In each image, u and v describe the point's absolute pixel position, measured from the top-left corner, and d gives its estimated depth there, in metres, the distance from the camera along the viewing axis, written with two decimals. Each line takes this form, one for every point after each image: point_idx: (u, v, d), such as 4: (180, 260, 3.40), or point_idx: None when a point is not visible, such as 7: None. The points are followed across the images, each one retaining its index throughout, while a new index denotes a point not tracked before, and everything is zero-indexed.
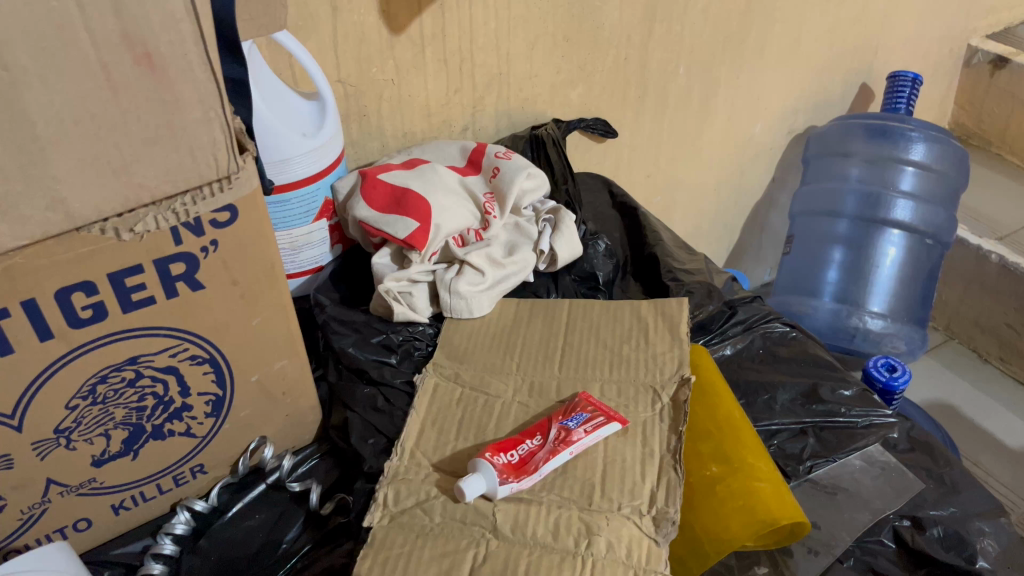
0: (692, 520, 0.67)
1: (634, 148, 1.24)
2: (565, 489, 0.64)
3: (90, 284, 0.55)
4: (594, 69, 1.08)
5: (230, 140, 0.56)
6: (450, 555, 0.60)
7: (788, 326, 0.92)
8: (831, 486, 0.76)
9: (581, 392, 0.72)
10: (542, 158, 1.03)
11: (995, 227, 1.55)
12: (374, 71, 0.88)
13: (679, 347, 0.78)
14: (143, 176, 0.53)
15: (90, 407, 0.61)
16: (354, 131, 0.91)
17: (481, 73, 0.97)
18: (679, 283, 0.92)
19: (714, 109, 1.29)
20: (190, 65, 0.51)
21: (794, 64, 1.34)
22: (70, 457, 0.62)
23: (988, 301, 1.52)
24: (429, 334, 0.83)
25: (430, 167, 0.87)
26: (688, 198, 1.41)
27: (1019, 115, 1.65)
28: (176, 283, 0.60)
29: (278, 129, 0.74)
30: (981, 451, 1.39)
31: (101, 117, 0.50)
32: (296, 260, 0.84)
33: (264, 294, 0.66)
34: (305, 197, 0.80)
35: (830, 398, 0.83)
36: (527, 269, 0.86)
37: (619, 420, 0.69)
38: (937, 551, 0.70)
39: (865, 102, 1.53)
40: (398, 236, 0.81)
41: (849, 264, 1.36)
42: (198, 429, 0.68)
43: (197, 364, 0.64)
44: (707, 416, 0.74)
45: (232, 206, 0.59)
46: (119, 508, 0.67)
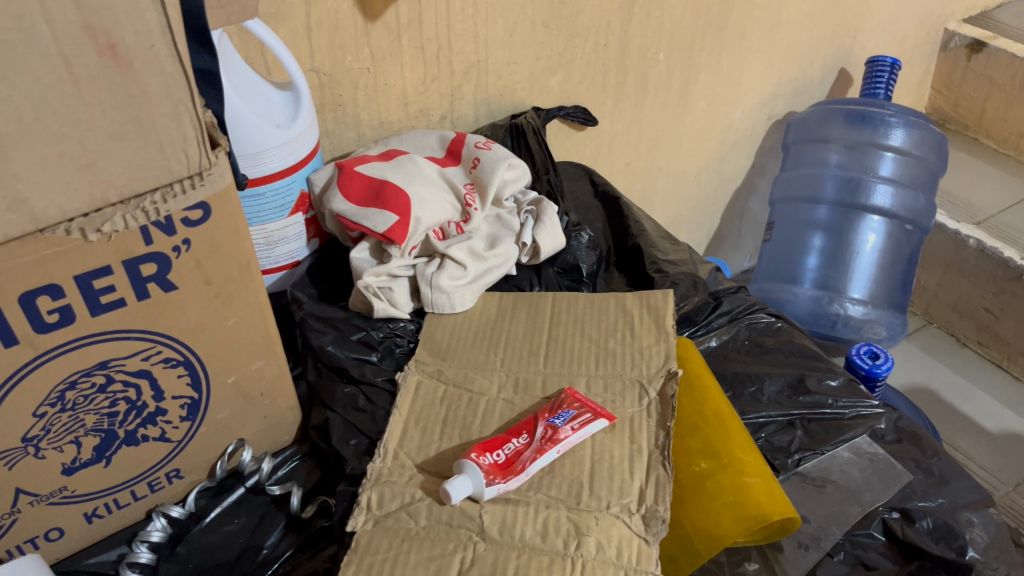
0: (682, 517, 0.65)
1: (614, 136, 1.22)
2: (552, 488, 0.63)
3: (57, 287, 0.53)
4: (573, 56, 1.06)
5: (202, 135, 0.54)
6: (437, 559, 0.58)
7: (773, 316, 0.91)
8: (819, 478, 0.75)
9: (567, 388, 0.71)
10: (522, 147, 1.01)
11: (973, 211, 1.55)
12: (350, 59, 0.85)
13: (665, 340, 0.77)
14: (109, 174, 0.51)
15: (59, 414, 0.58)
16: (329, 121, 0.89)
17: (459, 61, 0.95)
18: (664, 274, 0.91)
19: (694, 94, 1.27)
20: (158, 56, 0.49)
21: (774, 49, 1.33)
22: (39, 466, 0.59)
23: (966, 286, 1.53)
24: (410, 330, 0.81)
25: (409, 158, 0.85)
26: (668, 186, 1.40)
27: (995, 99, 1.66)
28: (147, 285, 0.57)
29: (250, 121, 0.72)
30: (961, 434, 1.39)
31: (63, 113, 0.47)
32: (271, 256, 0.82)
33: (239, 293, 0.64)
34: (279, 190, 0.78)
35: (816, 388, 0.82)
36: (509, 262, 0.85)
37: (606, 416, 0.68)
38: (928, 544, 0.70)
39: (844, 87, 1.52)
40: (377, 230, 0.78)
41: (830, 250, 1.35)
42: (173, 433, 0.66)
43: (171, 366, 0.62)
44: (695, 410, 0.73)
45: (204, 203, 0.57)
46: (92, 516, 0.65)
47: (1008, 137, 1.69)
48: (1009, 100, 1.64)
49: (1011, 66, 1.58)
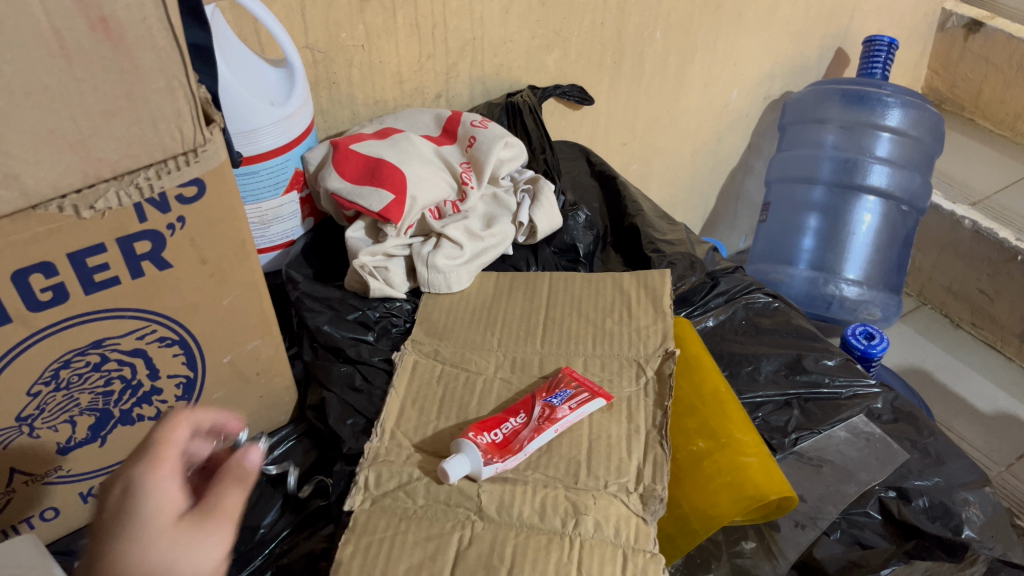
0: (680, 497, 0.66)
1: (611, 115, 1.21)
2: (550, 467, 0.63)
3: (49, 265, 0.52)
4: (570, 34, 1.05)
5: (196, 111, 0.53)
6: (435, 538, 0.58)
7: (770, 296, 0.91)
8: (816, 458, 0.75)
9: (565, 367, 0.71)
10: (518, 126, 1.01)
11: (969, 192, 1.55)
12: (344, 36, 0.84)
13: (663, 320, 0.76)
14: (102, 151, 0.50)
15: (54, 393, 0.58)
16: (323, 99, 0.88)
17: (455, 38, 0.94)
18: (661, 254, 0.91)
19: (691, 74, 1.26)
20: (150, 31, 0.48)
21: (770, 29, 1.32)
22: (34, 446, 0.59)
23: (961, 267, 1.53)
24: (407, 309, 0.81)
25: (404, 136, 0.84)
26: (663, 166, 1.39)
27: (992, 80, 1.65)
28: (141, 263, 0.57)
29: (244, 98, 0.71)
30: (955, 415, 1.40)
31: (54, 88, 0.46)
32: (266, 235, 0.81)
33: (234, 272, 0.63)
34: (274, 168, 0.77)
35: (814, 368, 0.83)
36: (506, 241, 0.85)
37: (603, 395, 0.67)
38: (924, 523, 0.71)
39: (840, 67, 1.52)
40: (373, 209, 0.78)
41: (825, 230, 1.35)
42: (169, 413, 0.66)
43: (166, 345, 0.62)
44: (692, 390, 0.73)
45: (199, 180, 0.56)
46: (87, 495, 0.65)
47: (1004, 118, 1.68)
48: (1006, 81, 1.63)
49: (1008, 46, 1.58)
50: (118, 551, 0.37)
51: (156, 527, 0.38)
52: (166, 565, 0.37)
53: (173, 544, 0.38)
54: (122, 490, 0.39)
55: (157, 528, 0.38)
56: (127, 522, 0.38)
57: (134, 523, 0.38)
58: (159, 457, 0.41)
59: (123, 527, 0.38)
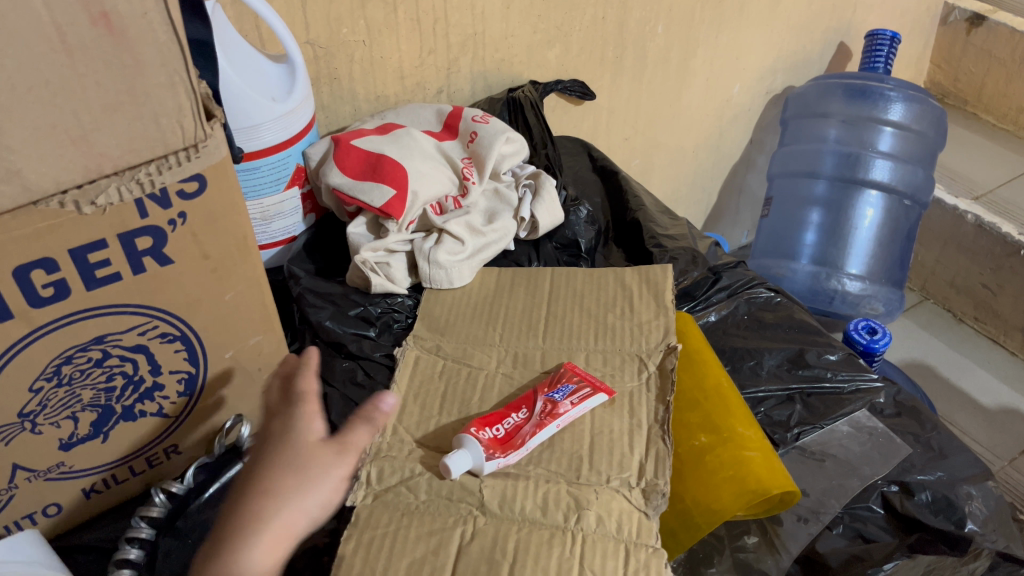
0: (682, 491, 0.65)
1: (612, 111, 1.21)
2: (552, 462, 0.63)
3: (51, 261, 0.52)
4: (571, 29, 1.05)
5: (197, 107, 0.53)
6: (437, 533, 0.58)
7: (772, 291, 0.91)
8: (819, 452, 0.75)
9: (566, 362, 0.71)
10: (519, 121, 1.00)
11: (972, 186, 1.55)
12: (345, 32, 0.84)
13: (665, 315, 0.76)
14: (103, 147, 0.50)
15: (56, 389, 0.58)
16: (325, 95, 0.88)
17: (456, 34, 0.94)
18: (663, 249, 0.91)
19: (693, 68, 1.26)
20: (151, 26, 0.48)
21: (773, 23, 1.32)
22: (37, 442, 0.59)
23: (964, 261, 1.52)
24: (408, 305, 0.81)
25: (405, 132, 0.84)
26: (665, 161, 1.39)
27: (994, 74, 1.65)
28: (143, 259, 0.57)
29: (246, 94, 0.71)
30: (958, 410, 1.40)
31: (56, 83, 0.46)
32: (267, 231, 0.81)
33: (236, 267, 0.63)
34: (275, 164, 0.77)
35: (816, 362, 0.82)
36: (507, 237, 0.85)
37: (605, 390, 0.67)
38: (926, 517, 0.70)
39: (843, 61, 1.52)
40: (374, 204, 0.78)
41: (828, 225, 1.35)
42: (171, 409, 0.66)
43: (168, 341, 0.62)
44: (694, 384, 0.73)
45: (200, 175, 0.56)
46: (90, 491, 0.65)
47: (1007, 112, 1.67)
48: (1008, 75, 1.63)
49: (1011, 40, 1.58)
50: (276, 455, 0.48)
51: (301, 441, 0.49)
52: (302, 467, 0.48)
53: (312, 455, 0.49)
54: (284, 418, 0.51)
55: (304, 443, 0.49)
56: (284, 438, 0.49)
57: (285, 434, 0.50)
58: (309, 392, 0.53)
59: (280, 437, 0.50)
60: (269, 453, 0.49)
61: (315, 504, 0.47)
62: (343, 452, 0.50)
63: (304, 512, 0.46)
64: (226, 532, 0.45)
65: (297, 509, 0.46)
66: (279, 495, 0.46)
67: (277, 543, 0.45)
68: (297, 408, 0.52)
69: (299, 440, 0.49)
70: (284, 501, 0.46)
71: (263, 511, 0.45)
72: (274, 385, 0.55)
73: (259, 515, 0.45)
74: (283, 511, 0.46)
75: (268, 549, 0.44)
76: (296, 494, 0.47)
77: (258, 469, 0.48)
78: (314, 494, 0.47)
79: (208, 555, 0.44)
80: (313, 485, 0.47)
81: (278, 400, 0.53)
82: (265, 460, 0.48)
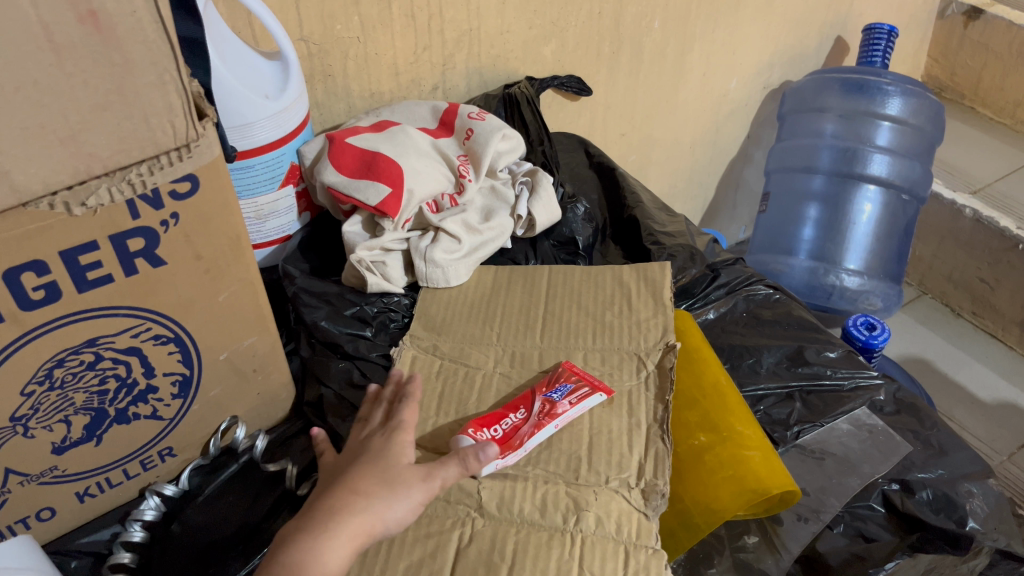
0: (681, 491, 0.65)
1: (609, 106, 1.20)
2: (550, 463, 0.62)
3: (41, 264, 0.51)
4: (567, 24, 1.04)
5: (189, 106, 0.52)
6: (435, 536, 0.57)
7: (771, 288, 0.90)
8: (819, 451, 0.75)
9: (564, 361, 0.70)
10: (516, 118, 1.00)
11: (970, 180, 1.54)
12: (339, 28, 0.83)
13: (663, 313, 0.76)
14: (93, 147, 0.49)
15: (48, 393, 0.57)
16: (318, 92, 0.87)
17: (451, 30, 0.93)
18: (661, 246, 0.90)
19: (690, 64, 1.25)
20: (140, 23, 0.47)
21: (769, 18, 1.31)
22: (29, 446, 0.58)
23: (962, 255, 1.52)
24: (405, 304, 0.80)
25: (401, 129, 0.83)
26: (663, 156, 1.38)
27: (991, 68, 1.64)
28: (135, 260, 0.56)
29: (239, 92, 0.70)
30: (956, 405, 1.40)
31: (44, 83, 0.45)
32: (262, 231, 0.81)
33: (230, 268, 0.62)
34: (269, 162, 0.76)
35: (815, 360, 0.82)
36: (504, 235, 0.84)
37: (603, 390, 0.67)
38: (927, 514, 0.70)
39: (840, 56, 1.51)
40: (369, 203, 0.77)
41: (825, 220, 1.34)
42: (166, 411, 0.65)
43: (162, 343, 0.61)
44: (693, 383, 0.72)
45: (192, 175, 0.55)
46: (84, 495, 0.64)
47: (1004, 106, 1.67)
48: (1005, 68, 1.62)
49: (1008, 33, 1.57)
50: (368, 467, 0.55)
51: (395, 460, 0.56)
52: (390, 481, 0.54)
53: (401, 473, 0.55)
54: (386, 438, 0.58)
55: (395, 464, 0.55)
56: (378, 457, 0.56)
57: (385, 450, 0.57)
58: (409, 424, 0.59)
59: (374, 453, 0.57)
60: (362, 464, 0.55)
61: (394, 515, 0.52)
62: (429, 478, 0.54)
63: (384, 518, 0.52)
64: (316, 512, 0.52)
65: (377, 514, 0.52)
66: (365, 499, 0.52)
67: (355, 538, 0.51)
68: (395, 432, 0.58)
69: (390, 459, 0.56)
70: (367, 504, 0.52)
71: (350, 509, 0.52)
72: (380, 411, 0.62)
73: (345, 510, 0.52)
74: (367, 512, 0.52)
75: (346, 540, 0.51)
76: (379, 500, 0.53)
77: (351, 473, 0.55)
78: (394, 506, 0.53)
79: (294, 531, 0.51)
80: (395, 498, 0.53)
81: (381, 425, 0.60)
82: (362, 466, 0.55)
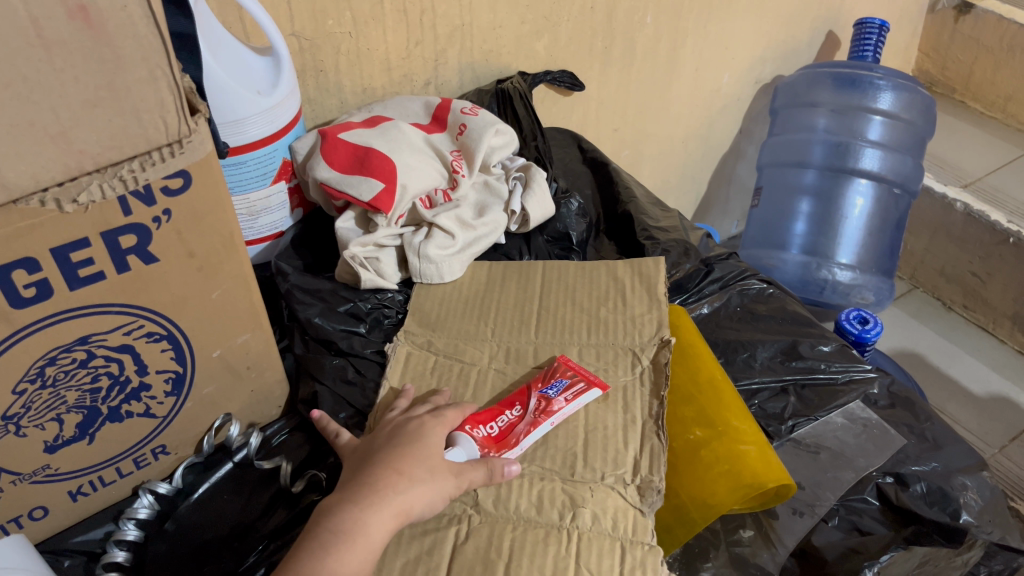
0: (677, 487, 0.65)
1: (601, 101, 1.20)
2: (546, 459, 0.62)
3: (32, 261, 0.51)
4: (559, 19, 1.04)
5: (181, 101, 0.52)
6: (431, 533, 0.57)
7: (764, 283, 0.90)
8: (813, 445, 0.75)
9: (559, 357, 0.70)
10: (508, 113, 1.00)
11: (961, 174, 1.55)
12: (331, 23, 0.83)
13: (658, 308, 0.76)
14: (84, 143, 0.49)
15: (39, 391, 0.57)
16: (310, 88, 0.87)
17: (444, 24, 0.93)
18: (655, 241, 0.90)
19: (682, 58, 1.25)
20: (131, 18, 0.47)
21: (761, 12, 1.31)
22: (21, 445, 0.58)
23: (953, 249, 1.53)
24: (398, 300, 0.81)
25: (393, 125, 0.83)
26: (655, 151, 1.38)
27: (982, 62, 1.65)
28: (127, 257, 0.55)
29: (230, 88, 0.70)
30: (948, 399, 1.40)
31: (34, 79, 0.45)
32: (254, 227, 0.80)
33: (223, 264, 0.62)
34: (262, 158, 0.76)
35: (809, 354, 0.82)
36: (498, 230, 0.84)
37: (600, 386, 0.67)
38: (922, 509, 0.70)
39: (831, 51, 1.51)
40: (363, 199, 0.77)
41: (817, 214, 1.35)
42: (159, 409, 0.64)
43: (154, 341, 0.61)
44: (688, 378, 0.72)
45: (184, 171, 0.55)
46: (77, 494, 0.64)
47: (995, 100, 1.68)
48: (996, 62, 1.63)
49: (998, 27, 1.58)
50: (409, 449, 0.58)
51: (433, 449, 0.58)
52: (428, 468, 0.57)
53: (438, 462, 0.57)
54: (423, 426, 0.61)
55: (433, 451, 0.58)
56: (417, 440, 0.59)
57: (423, 436, 0.59)
58: (446, 415, 0.62)
59: (413, 436, 0.59)
60: (402, 446, 0.58)
61: (431, 502, 0.55)
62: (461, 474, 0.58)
63: (422, 502, 0.55)
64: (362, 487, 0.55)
65: (414, 497, 0.55)
66: (409, 481, 0.55)
67: (396, 517, 0.54)
68: (431, 420, 0.61)
69: (429, 445, 0.59)
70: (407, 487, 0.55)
71: (393, 489, 0.55)
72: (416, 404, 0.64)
73: (390, 487, 0.55)
74: (408, 494, 0.55)
75: (389, 517, 0.54)
76: (419, 485, 0.56)
77: (392, 453, 0.58)
78: (432, 493, 0.56)
79: (340, 501, 0.54)
80: (434, 487, 0.56)
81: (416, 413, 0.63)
82: (403, 449, 0.58)
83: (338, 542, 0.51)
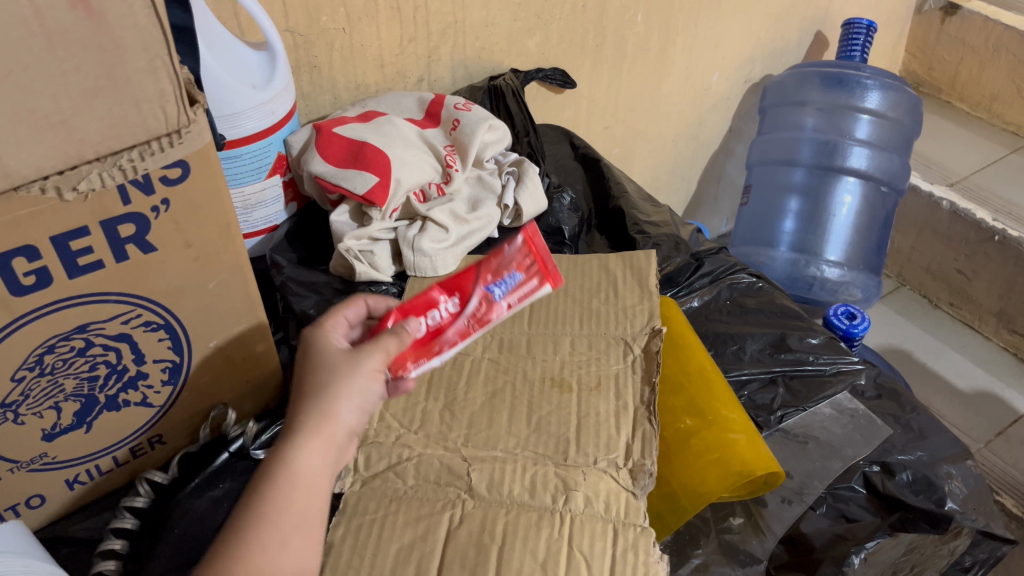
0: (669, 475, 0.66)
1: (592, 100, 1.21)
2: (539, 445, 0.63)
3: (33, 249, 0.51)
4: (551, 18, 1.05)
5: (180, 91, 0.52)
6: (424, 519, 0.58)
7: (753, 277, 0.92)
8: (802, 434, 0.76)
9: (527, 228, 0.67)
10: (501, 109, 1.01)
11: (947, 173, 1.57)
12: (325, 19, 0.84)
13: (649, 299, 0.76)
14: (84, 132, 0.49)
15: (38, 378, 0.57)
16: (305, 83, 0.87)
17: (437, 21, 0.94)
18: (646, 235, 0.91)
19: (672, 57, 1.27)
20: (132, 9, 0.48)
21: (750, 12, 1.33)
22: (19, 432, 0.59)
23: (940, 247, 1.55)
24: (393, 293, 0.81)
25: (387, 120, 0.84)
26: (646, 149, 1.40)
27: (968, 62, 1.67)
28: (126, 246, 0.56)
29: (226, 82, 0.71)
30: (935, 393, 1.42)
31: (35, 68, 0.45)
32: (249, 220, 0.81)
33: (219, 255, 0.62)
34: (256, 152, 0.77)
35: (798, 346, 0.83)
36: (491, 225, 0.84)
37: (551, 283, 0.66)
38: (908, 496, 0.72)
39: (819, 51, 1.53)
40: (357, 192, 0.78)
41: (805, 212, 1.36)
42: (155, 398, 0.65)
43: (152, 330, 0.61)
44: (679, 370, 0.73)
45: (183, 161, 0.56)
46: (74, 482, 0.65)
47: (981, 100, 1.70)
48: (982, 63, 1.65)
49: (983, 28, 1.60)
50: (311, 365, 0.52)
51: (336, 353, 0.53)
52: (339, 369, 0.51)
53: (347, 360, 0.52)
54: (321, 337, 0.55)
55: (338, 353, 0.53)
56: (317, 353, 0.53)
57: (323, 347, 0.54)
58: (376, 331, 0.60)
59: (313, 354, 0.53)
60: (304, 368, 0.52)
61: (354, 406, 0.50)
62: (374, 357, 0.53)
63: (347, 409, 0.50)
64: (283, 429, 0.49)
65: (335, 408, 0.50)
66: (321, 395, 0.50)
67: (320, 436, 0.49)
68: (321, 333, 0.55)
69: (330, 353, 0.53)
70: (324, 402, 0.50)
71: (308, 413, 0.49)
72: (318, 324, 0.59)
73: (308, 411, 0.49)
74: (329, 408, 0.49)
75: (311, 440, 0.48)
76: (336, 393, 0.50)
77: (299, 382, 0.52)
78: (351, 395, 0.50)
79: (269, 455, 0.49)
80: (350, 389, 0.50)
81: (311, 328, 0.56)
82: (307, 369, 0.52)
83: (266, 489, 0.47)
